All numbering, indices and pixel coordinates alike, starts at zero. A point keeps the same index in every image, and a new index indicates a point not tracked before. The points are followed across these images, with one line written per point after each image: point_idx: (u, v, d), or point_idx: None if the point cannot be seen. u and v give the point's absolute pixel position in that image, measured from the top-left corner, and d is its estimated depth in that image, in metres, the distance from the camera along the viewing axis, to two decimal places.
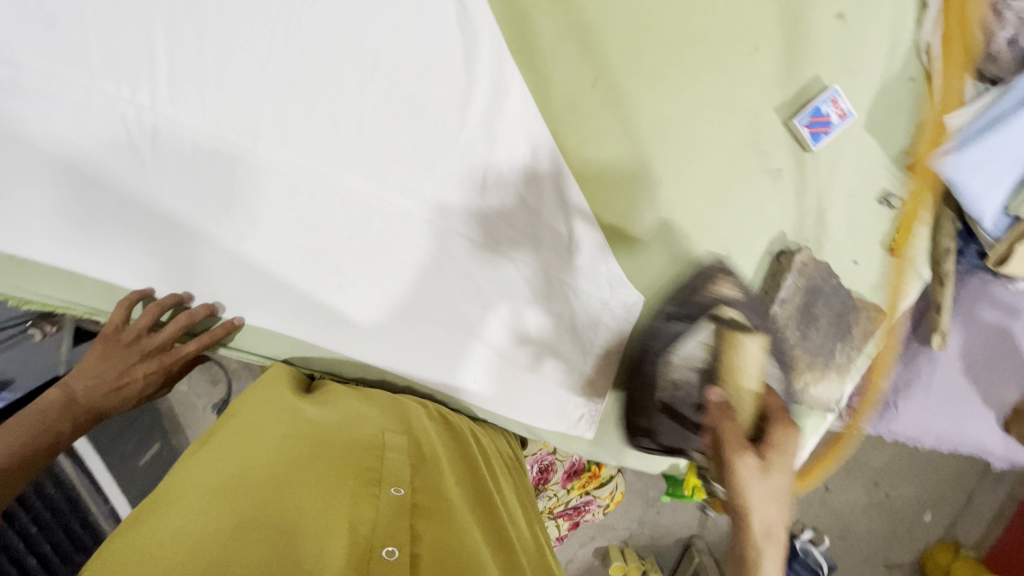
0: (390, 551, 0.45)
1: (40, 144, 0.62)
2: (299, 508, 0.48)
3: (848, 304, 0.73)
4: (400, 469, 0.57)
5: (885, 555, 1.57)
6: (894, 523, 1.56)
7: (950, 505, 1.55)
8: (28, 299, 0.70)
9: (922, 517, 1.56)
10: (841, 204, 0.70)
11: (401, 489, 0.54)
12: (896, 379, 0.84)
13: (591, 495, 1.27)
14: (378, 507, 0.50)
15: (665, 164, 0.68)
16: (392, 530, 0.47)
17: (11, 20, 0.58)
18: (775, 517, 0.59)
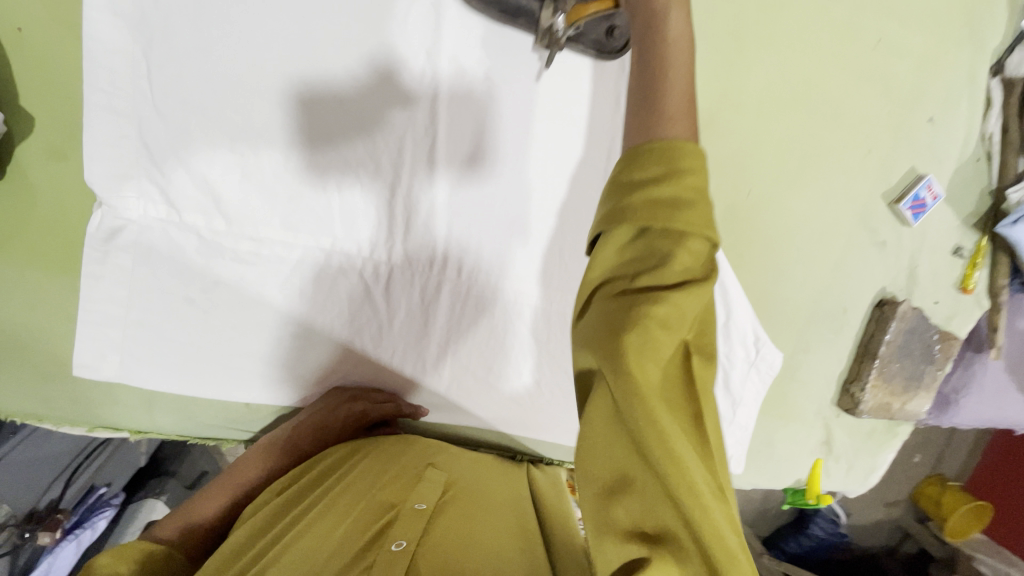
0: (398, 544, 0.48)
1: (275, 301, 0.67)
2: (320, 525, 0.53)
3: (934, 337, 0.90)
4: (431, 492, 0.58)
5: (885, 495, 1.82)
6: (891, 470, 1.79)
7: (934, 446, 1.77)
8: (243, 435, 0.74)
9: (913, 458, 1.79)
10: (926, 259, 0.86)
11: (403, 541, 0.49)
12: (955, 380, 1.02)
13: None
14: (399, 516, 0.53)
15: (799, 245, 0.81)
16: (408, 529, 0.51)
17: (256, 200, 0.63)
18: (682, 27, 0.45)
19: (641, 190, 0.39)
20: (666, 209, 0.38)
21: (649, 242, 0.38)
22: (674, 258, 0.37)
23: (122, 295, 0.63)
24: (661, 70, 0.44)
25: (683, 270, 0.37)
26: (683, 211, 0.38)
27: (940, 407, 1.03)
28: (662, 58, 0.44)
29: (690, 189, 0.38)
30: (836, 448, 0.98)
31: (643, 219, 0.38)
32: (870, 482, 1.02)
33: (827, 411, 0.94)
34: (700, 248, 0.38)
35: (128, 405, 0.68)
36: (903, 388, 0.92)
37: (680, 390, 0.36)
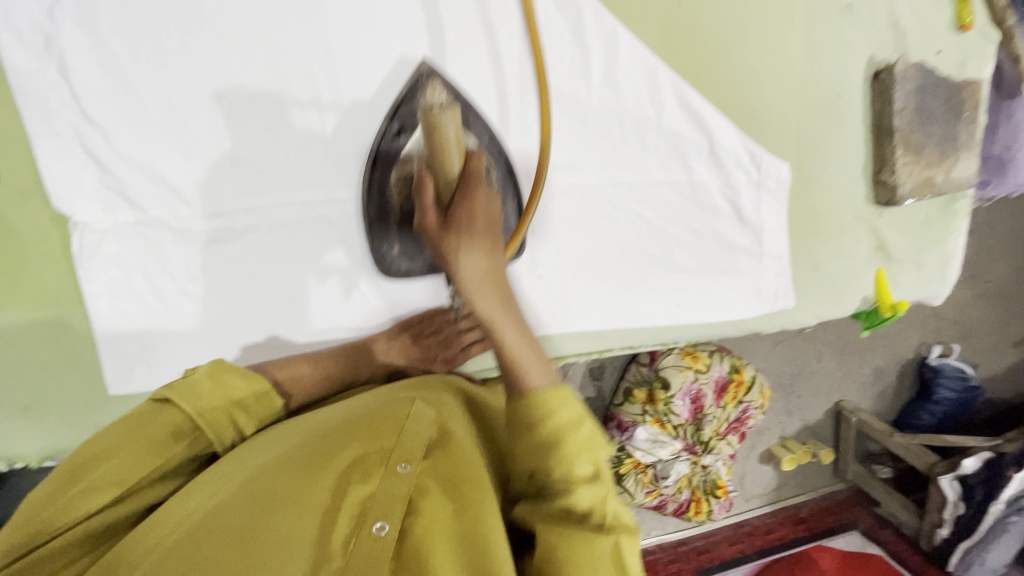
0: (380, 528, 0.44)
1: (260, 270, 0.69)
2: (288, 495, 0.44)
3: (952, 88, 0.81)
4: (416, 437, 0.51)
5: (1009, 333, 1.64)
6: (1003, 305, 1.61)
7: None
8: None
9: None
10: (908, 9, 0.78)
11: (385, 525, 0.44)
12: (1003, 137, 0.90)
13: (744, 403, 1.22)
14: (381, 482, 0.47)
15: (758, 40, 0.75)
16: (391, 501, 0.45)
17: (207, 176, 0.65)
18: (474, 264, 0.55)
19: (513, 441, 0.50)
20: (546, 455, 0.47)
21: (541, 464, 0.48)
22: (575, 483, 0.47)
23: (126, 306, 0.67)
24: (500, 350, 0.52)
25: (588, 501, 0.47)
26: (552, 422, 0.48)
27: (997, 171, 0.92)
28: (518, 371, 0.50)
29: (558, 425, 0.48)
30: (894, 252, 0.88)
31: (532, 465, 0.48)
32: (950, 277, 0.91)
33: (866, 212, 0.86)
34: (585, 468, 0.48)
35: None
36: (940, 156, 0.83)
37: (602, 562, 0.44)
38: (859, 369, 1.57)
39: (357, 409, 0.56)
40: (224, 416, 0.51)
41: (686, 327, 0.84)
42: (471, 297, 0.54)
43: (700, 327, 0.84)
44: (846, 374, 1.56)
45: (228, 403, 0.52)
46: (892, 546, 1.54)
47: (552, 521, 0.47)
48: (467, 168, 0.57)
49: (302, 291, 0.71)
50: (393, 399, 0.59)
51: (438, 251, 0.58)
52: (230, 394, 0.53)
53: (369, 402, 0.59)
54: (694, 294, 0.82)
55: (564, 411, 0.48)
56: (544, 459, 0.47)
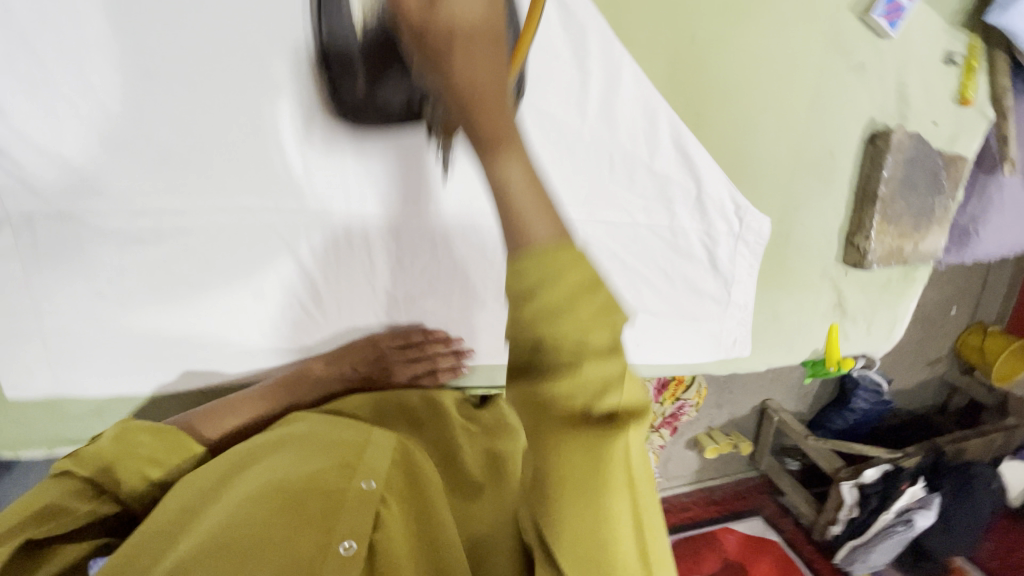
0: (347, 546, 0.43)
1: (190, 278, 0.61)
2: (268, 524, 0.43)
3: (940, 163, 0.80)
4: (377, 458, 0.53)
5: (926, 354, 1.73)
6: (928, 331, 1.69)
7: (970, 295, 1.67)
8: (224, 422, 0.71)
9: (951, 311, 1.68)
10: (916, 75, 0.75)
11: (352, 543, 0.44)
12: (972, 210, 0.92)
13: (681, 400, 1.25)
14: (345, 502, 0.47)
15: (765, 87, 0.70)
16: (358, 520, 0.46)
17: (132, 172, 0.56)
18: (484, 69, 0.31)
19: (518, 312, 0.30)
20: (544, 321, 0.30)
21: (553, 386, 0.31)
22: (586, 353, 0.30)
23: (28, 305, 0.58)
24: (504, 201, 0.31)
25: (591, 355, 0.30)
26: (555, 283, 0.29)
27: (959, 241, 0.93)
28: (521, 223, 0.31)
29: (570, 293, 0.29)
30: (850, 309, 0.90)
31: (527, 322, 0.30)
32: (895, 337, 0.95)
33: (832, 270, 0.86)
34: (602, 341, 0.30)
35: (75, 419, 0.65)
36: (913, 228, 0.82)
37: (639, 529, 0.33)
38: (788, 378, 1.65)
39: (310, 431, 0.57)
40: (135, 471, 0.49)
41: (643, 365, 0.83)
42: (462, 103, 0.32)
43: (655, 365, 0.84)
44: (776, 377, 1.64)
45: (140, 457, 0.50)
46: (789, 535, 1.67)
47: (563, 404, 0.31)
48: None
49: (237, 303, 0.64)
50: (343, 422, 0.59)
51: (413, 31, 0.32)
52: (139, 452, 0.50)
53: (319, 425, 0.58)
54: (655, 335, 0.81)
55: (580, 272, 0.29)
56: (542, 328, 0.30)
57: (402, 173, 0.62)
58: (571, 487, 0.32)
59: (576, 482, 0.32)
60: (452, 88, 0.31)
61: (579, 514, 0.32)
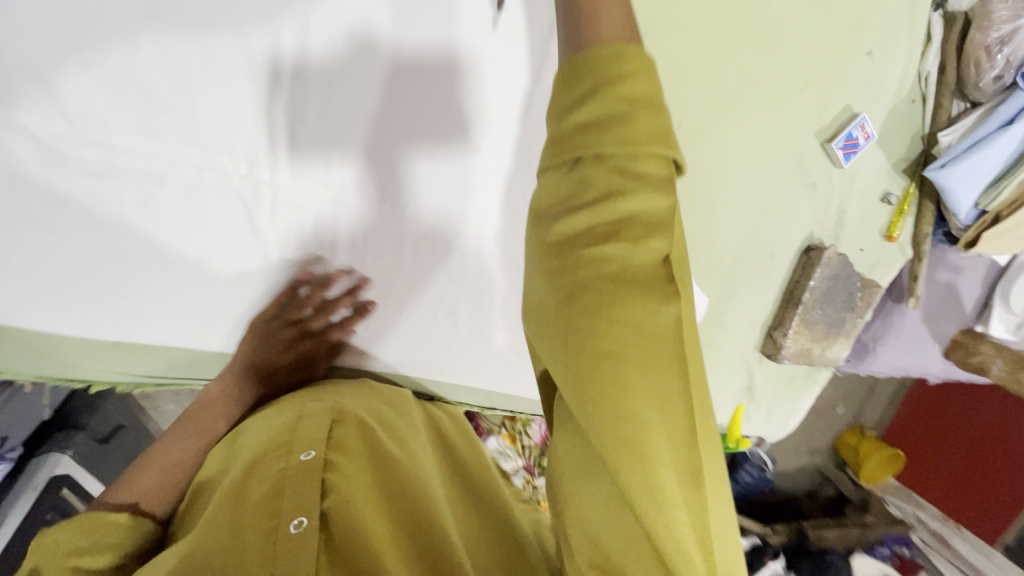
0: (297, 522, 0.42)
1: (137, 224, 0.59)
2: (212, 542, 0.43)
3: (857, 285, 0.90)
4: (314, 430, 0.53)
5: (810, 443, 1.87)
6: (815, 425, 1.85)
7: (856, 399, 1.85)
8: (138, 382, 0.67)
9: (836, 410, 1.84)
10: (855, 205, 0.85)
11: (303, 517, 0.43)
12: (875, 329, 1.04)
13: None
14: (284, 478, 0.47)
15: (730, 181, 0.77)
16: (304, 493, 0.45)
17: (103, 102, 0.53)
18: None
19: (566, 134, 0.35)
20: (593, 131, 0.33)
21: (601, 192, 0.33)
22: (642, 177, 0.33)
23: None
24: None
25: (643, 204, 0.33)
26: (629, 123, 0.33)
27: (858, 353, 1.05)
28: (587, 17, 0.36)
29: (630, 99, 0.33)
30: (757, 395, 0.99)
31: (581, 145, 0.34)
32: (789, 427, 1.05)
33: (749, 356, 0.94)
34: (658, 171, 0.33)
35: (15, 352, 0.60)
36: (824, 334, 0.92)
37: (677, 402, 0.31)
38: None
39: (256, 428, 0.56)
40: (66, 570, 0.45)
41: None
42: None
43: None
44: None
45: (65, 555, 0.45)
46: None
47: (597, 250, 0.33)
48: None
49: (180, 262, 0.61)
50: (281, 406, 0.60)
51: None
52: (64, 547, 0.46)
53: (258, 416, 0.59)
54: None
55: (638, 86, 0.33)
56: (583, 212, 0.33)
57: (380, 173, 0.64)
58: (628, 365, 0.31)
59: (634, 357, 0.31)
60: None
61: (656, 391, 0.31)
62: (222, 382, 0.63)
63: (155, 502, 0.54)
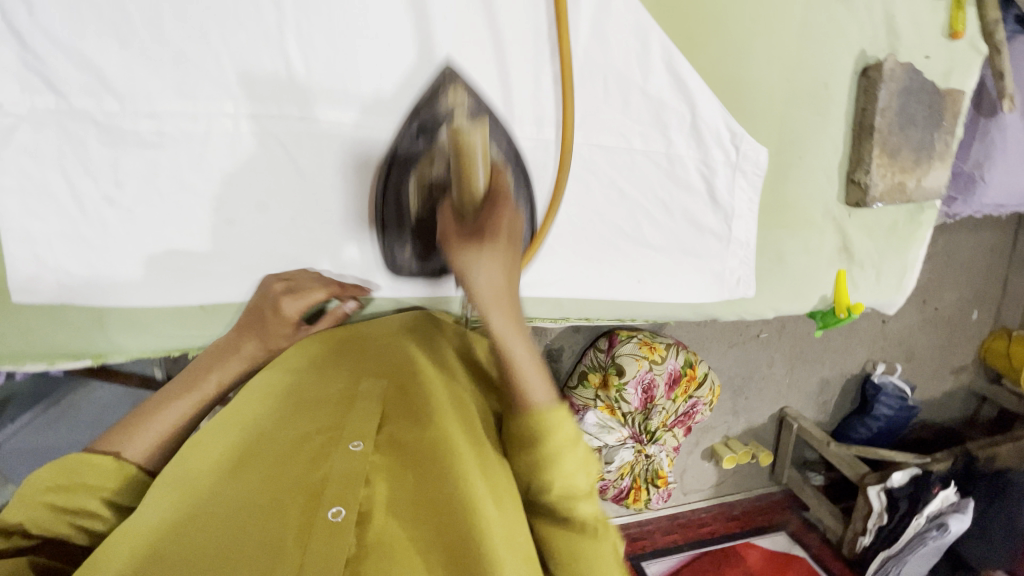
0: (335, 513, 0.44)
1: (193, 185, 0.63)
2: (246, 519, 0.44)
3: (935, 95, 0.80)
4: (362, 419, 0.53)
5: (950, 362, 1.70)
6: (949, 331, 1.66)
7: (992, 297, 1.65)
8: None
9: (972, 316, 1.65)
10: (904, 7, 0.77)
11: (341, 509, 0.44)
12: (974, 155, 0.91)
13: (694, 397, 1.22)
14: (329, 469, 0.48)
15: (753, 14, 0.73)
16: (347, 487, 0.46)
17: (142, 71, 0.59)
18: (500, 282, 0.54)
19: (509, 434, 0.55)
20: (540, 445, 0.52)
21: (530, 456, 0.53)
22: (558, 471, 0.52)
23: (40, 204, 0.60)
24: (512, 369, 0.53)
25: (570, 486, 0.53)
26: (556, 462, 0.52)
27: (966, 188, 0.93)
28: (525, 387, 0.53)
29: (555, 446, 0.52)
30: (858, 255, 0.89)
31: (515, 436, 0.55)
32: (906, 287, 0.93)
33: (836, 211, 0.85)
34: (585, 481, 0.54)
35: (121, 329, 0.66)
36: (914, 162, 0.82)
37: (600, 552, 0.52)
38: (806, 379, 1.59)
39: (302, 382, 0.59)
40: (44, 505, 0.47)
41: (647, 306, 0.82)
42: (485, 300, 0.53)
43: (659, 308, 0.83)
44: (793, 382, 1.57)
45: (44, 492, 0.47)
46: (815, 549, 1.59)
47: (541, 481, 0.53)
48: (492, 187, 0.58)
49: (241, 217, 0.65)
50: (326, 394, 0.58)
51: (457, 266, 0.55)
52: (62, 476, 0.48)
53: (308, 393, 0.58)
54: (660, 274, 0.81)
55: (563, 428, 0.52)
56: (540, 456, 0.52)
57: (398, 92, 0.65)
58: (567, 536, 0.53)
59: (584, 553, 0.52)
60: (483, 290, 0.53)
61: (597, 555, 0.52)
62: (243, 354, 0.62)
63: (142, 453, 0.53)
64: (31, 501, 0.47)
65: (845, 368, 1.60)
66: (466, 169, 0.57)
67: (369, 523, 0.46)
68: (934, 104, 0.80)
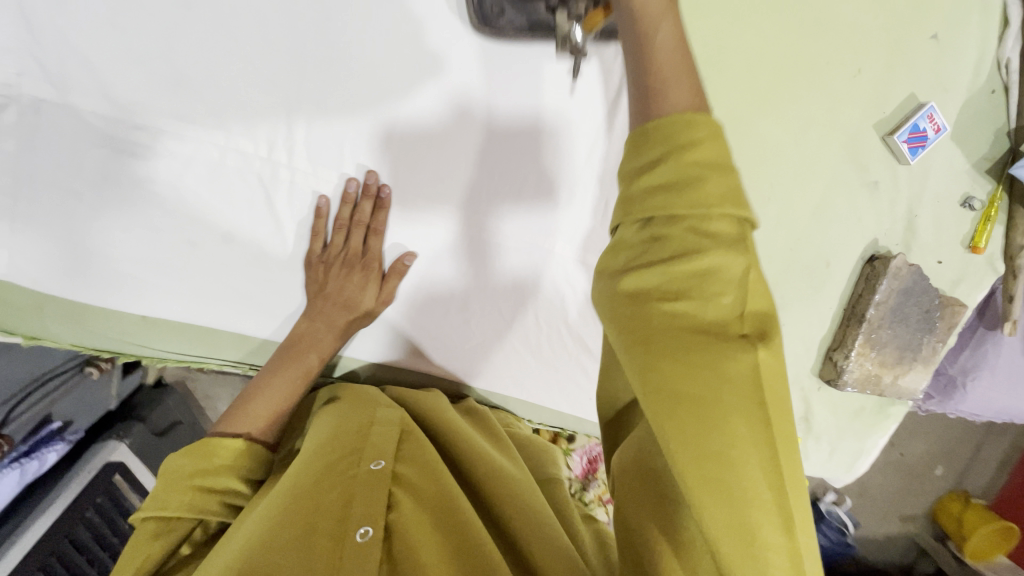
0: (364, 531, 0.45)
1: (164, 201, 0.62)
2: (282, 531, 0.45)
3: (935, 302, 0.78)
4: (382, 442, 0.56)
5: (900, 507, 1.62)
6: (907, 482, 1.61)
7: (959, 457, 1.61)
8: (163, 358, 0.69)
9: (934, 471, 1.61)
10: (928, 209, 0.75)
11: (369, 525, 0.46)
12: (963, 362, 0.89)
13: None
14: (356, 485, 0.50)
15: (774, 179, 0.71)
16: (372, 504, 0.48)
17: (141, 83, 0.57)
18: None
19: (632, 189, 0.37)
20: (655, 244, 0.36)
21: (645, 317, 0.35)
22: (709, 281, 0.34)
23: (4, 185, 0.58)
24: (654, 81, 0.38)
25: (713, 315, 0.34)
26: (697, 190, 0.35)
27: (944, 390, 0.91)
28: (664, 102, 0.38)
29: (698, 167, 0.35)
30: (814, 428, 0.87)
31: (648, 209, 0.36)
32: (856, 469, 0.91)
33: (806, 382, 0.84)
34: (728, 230, 0.35)
35: (59, 319, 0.65)
36: (896, 360, 0.80)
37: (741, 373, 0.32)
38: None
39: (333, 408, 0.64)
40: (193, 491, 0.52)
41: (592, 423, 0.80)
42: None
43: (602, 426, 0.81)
44: None
45: (187, 476, 0.52)
46: None
47: (667, 304, 0.35)
48: None
49: (205, 242, 0.64)
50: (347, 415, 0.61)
51: None
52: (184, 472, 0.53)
53: (331, 418, 0.62)
54: None
55: (713, 142, 0.36)
56: (655, 268, 0.35)
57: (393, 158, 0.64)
58: (696, 415, 0.33)
59: (718, 443, 0.32)
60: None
61: (723, 376, 0.32)
62: (310, 344, 0.65)
63: (264, 429, 0.60)
64: (178, 488, 0.51)
65: None
66: None
67: (393, 533, 0.47)
68: (930, 309, 0.78)
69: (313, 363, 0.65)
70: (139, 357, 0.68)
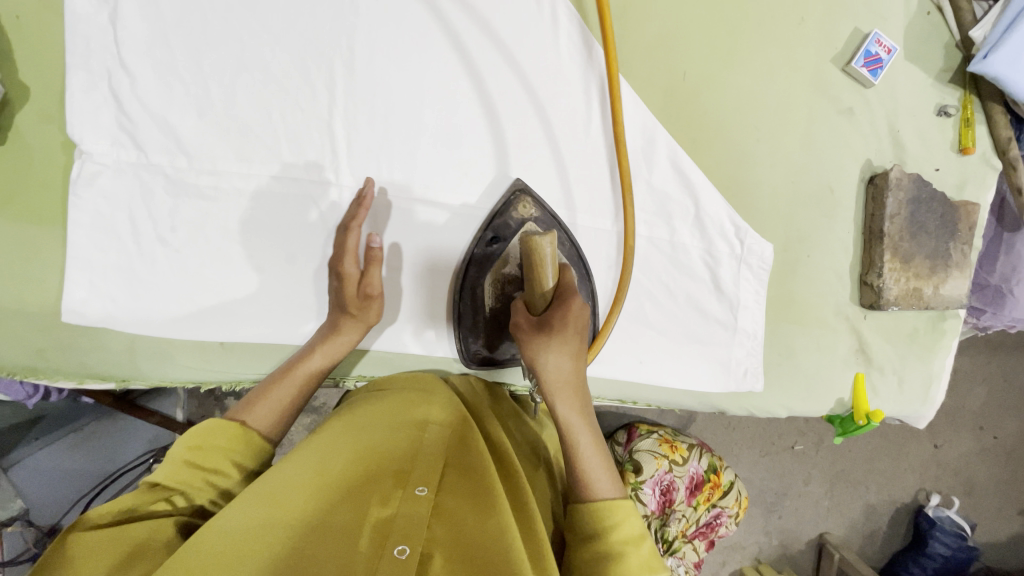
0: (402, 549, 0.44)
1: (233, 233, 0.71)
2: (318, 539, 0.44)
3: (946, 205, 0.81)
4: (430, 463, 0.54)
5: (1017, 500, 1.48)
6: (1014, 466, 1.47)
7: None
8: (241, 381, 0.76)
9: None
10: (908, 123, 0.81)
11: (407, 547, 0.44)
12: (1001, 268, 0.89)
13: (717, 507, 1.13)
14: (399, 509, 0.48)
15: (757, 121, 0.79)
16: (414, 529, 0.46)
17: (210, 136, 0.69)
18: (569, 370, 0.61)
19: (584, 544, 0.55)
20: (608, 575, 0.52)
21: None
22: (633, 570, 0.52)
23: (103, 239, 0.69)
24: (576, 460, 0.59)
25: None
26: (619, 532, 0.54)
27: (993, 301, 0.90)
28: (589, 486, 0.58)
29: (624, 545, 0.53)
30: (875, 359, 0.86)
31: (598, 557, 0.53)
32: (932, 399, 0.88)
33: (850, 312, 0.85)
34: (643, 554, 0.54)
35: (149, 356, 0.73)
36: (929, 270, 0.82)
37: None
38: (850, 502, 1.41)
39: (380, 408, 0.63)
40: (183, 464, 0.54)
41: (649, 389, 0.82)
42: (551, 385, 0.61)
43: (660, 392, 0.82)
44: (835, 505, 1.41)
45: (180, 450, 0.55)
46: None
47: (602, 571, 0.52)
48: (561, 282, 0.63)
49: (271, 265, 0.73)
50: (395, 424, 0.59)
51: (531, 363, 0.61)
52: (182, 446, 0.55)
53: (366, 421, 0.59)
54: (663, 359, 0.80)
55: (627, 524, 0.55)
56: None
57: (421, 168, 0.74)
58: None
59: None
60: (550, 375, 0.61)
61: None
62: (321, 343, 0.67)
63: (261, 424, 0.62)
64: (173, 459, 0.55)
65: (895, 497, 1.43)
66: (536, 267, 0.60)
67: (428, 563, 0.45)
68: (942, 216, 0.81)
69: (315, 362, 0.66)
70: (219, 383, 0.75)
